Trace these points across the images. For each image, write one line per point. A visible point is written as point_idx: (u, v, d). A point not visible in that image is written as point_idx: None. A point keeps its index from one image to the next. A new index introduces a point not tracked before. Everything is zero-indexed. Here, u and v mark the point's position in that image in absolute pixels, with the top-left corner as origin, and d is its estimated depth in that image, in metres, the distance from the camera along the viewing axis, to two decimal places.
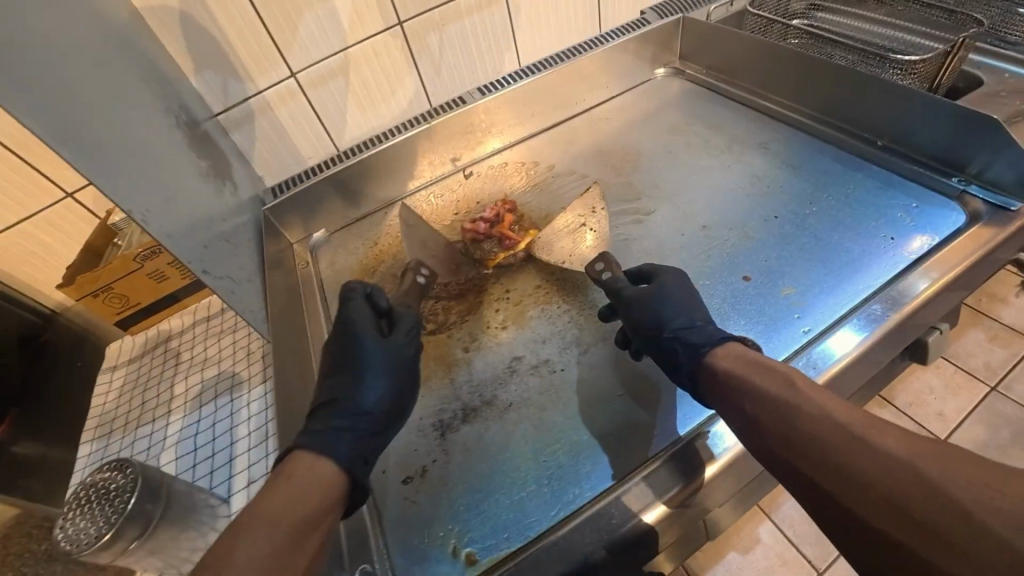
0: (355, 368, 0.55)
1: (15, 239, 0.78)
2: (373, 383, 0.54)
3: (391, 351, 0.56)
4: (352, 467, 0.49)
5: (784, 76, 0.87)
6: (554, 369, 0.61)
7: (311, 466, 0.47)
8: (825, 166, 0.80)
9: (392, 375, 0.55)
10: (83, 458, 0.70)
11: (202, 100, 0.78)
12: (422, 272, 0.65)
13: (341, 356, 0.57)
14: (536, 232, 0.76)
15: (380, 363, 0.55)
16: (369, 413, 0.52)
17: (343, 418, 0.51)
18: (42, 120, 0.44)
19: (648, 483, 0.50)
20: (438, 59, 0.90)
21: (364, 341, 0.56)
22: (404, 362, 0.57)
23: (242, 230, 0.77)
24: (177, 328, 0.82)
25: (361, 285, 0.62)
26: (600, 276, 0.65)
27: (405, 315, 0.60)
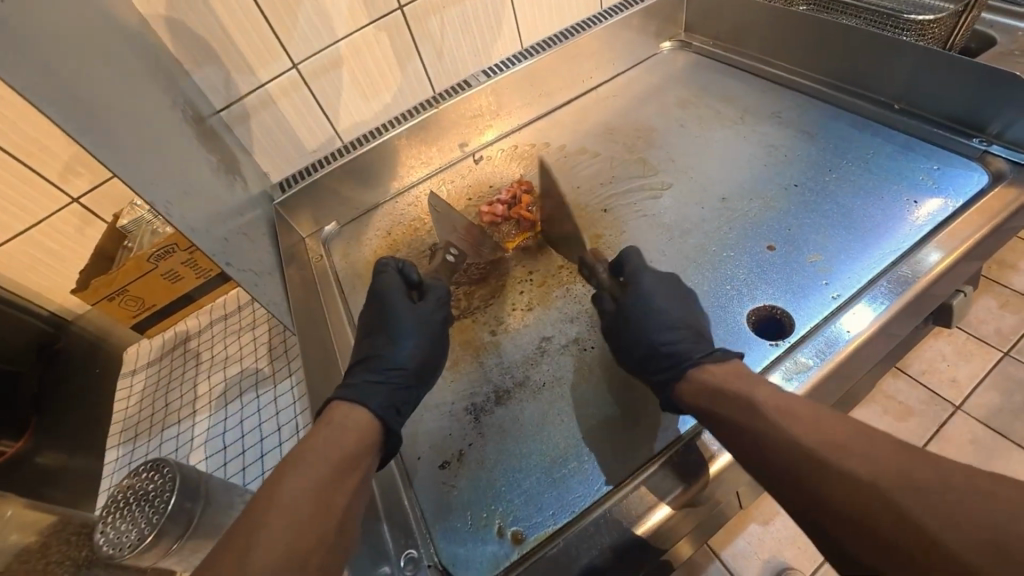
0: (390, 331, 0.59)
1: (24, 247, 0.76)
2: (406, 342, 0.57)
3: (421, 315, 0.59)
4: (386, 416, 0.51)
5: (801, 43, 0.86)
6: (585, 346, 0.61)
7: (350, 412, 0.51)
8: (842, 132, 0.79)
9: (424, 336, 0.58)
10: (112, 463, 0.70)
11: (204, 96, 0.76)
12: (451, 251, 0.70)
13: (376, 322, 0.61)
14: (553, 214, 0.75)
15: (413, 324, 0.58)
16: (401, 367, 0.55)
17: (375, 373, 0.55)
18: (60, 113, 0.44)
19: (662, 475, 0.49)
20: (440, 44, 0.89)
21: (395, 309, 0.59)
22: (434, 326, 0.60)
23: (254, 225, 0.76)
24: (195, 329, 0.81)
25: (393, 260, 0.66)
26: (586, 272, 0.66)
27: (436, 286, 0.63)
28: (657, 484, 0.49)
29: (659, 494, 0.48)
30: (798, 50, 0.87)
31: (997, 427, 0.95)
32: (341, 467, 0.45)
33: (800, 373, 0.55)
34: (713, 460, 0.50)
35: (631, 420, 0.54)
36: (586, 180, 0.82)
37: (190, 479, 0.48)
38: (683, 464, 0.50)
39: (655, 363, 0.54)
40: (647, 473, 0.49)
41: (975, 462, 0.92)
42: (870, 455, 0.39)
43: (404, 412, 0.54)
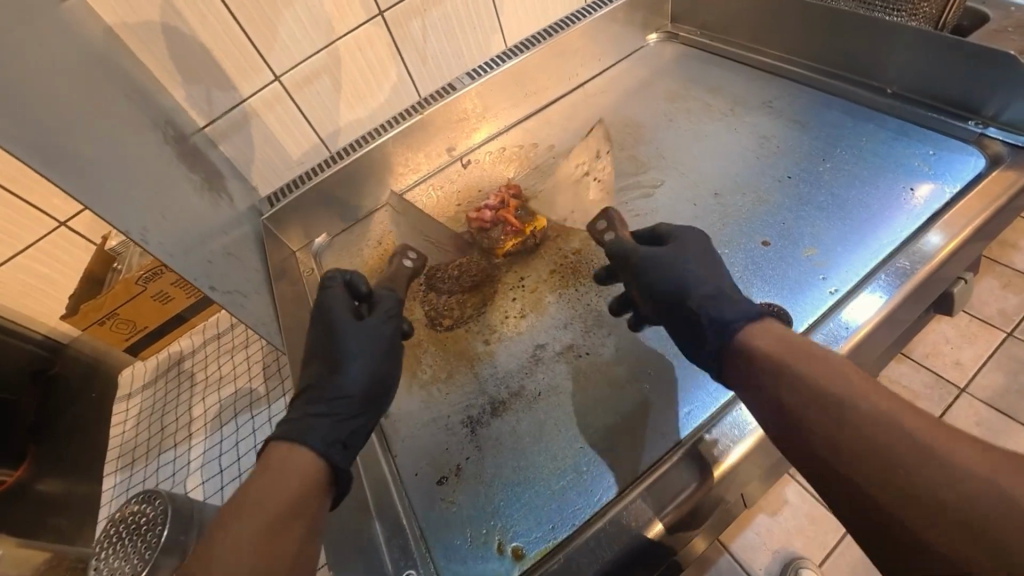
0: (335, 355, 0.55)
1: (14, 273, 0.76)
2: (352, 365, 0.53)
3: (369, 331, 0.56)
4: (330, 452, 0.48)
5: (792, 30, 0.84)
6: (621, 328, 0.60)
7: (289, 452, 0.47)
8: (834, 119, 0.78)
9: (370, 356, 0.55)
10: (109, 490, 0.69)
11: (186, 113, 0.75)
12: (408, 256, 0.69)
13: (321, 344, 0.57)
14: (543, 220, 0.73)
15: (357, 343, 0.55)
16: (347, 396, 0.52)
17: (318, 405, 0.51)
18: (33, 151, 0.43)
19: (667, 478, 0.48)
20: (423, 49, 0.87)
21: (341, 327, 0.56)
22: (384, 341, 0.57)
23: (241, 242, 0.75)
24: (188, 349, 0.81)
25: (339, 272, 0.63)
26: (603, 234, 0.64)
27: (383, 296, 0.60)
28: (661, 488, 0.48)
29: (665, 501, 0.48)
30: (788, 37, 0.85)
31: (1003, 408, 0.94)
32: (315, 490, 0.45)
33: None
34: (723, 458, 0.49)
35: (617, 422, 0.54)
36: (576, 178, 0.81)
37: (182, 506, 0.48)
38: (691, 463, 0.49)
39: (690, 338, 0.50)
40: (651, 478, 0.49)
41: None
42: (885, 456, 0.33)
43: (352, 443, 0.50)
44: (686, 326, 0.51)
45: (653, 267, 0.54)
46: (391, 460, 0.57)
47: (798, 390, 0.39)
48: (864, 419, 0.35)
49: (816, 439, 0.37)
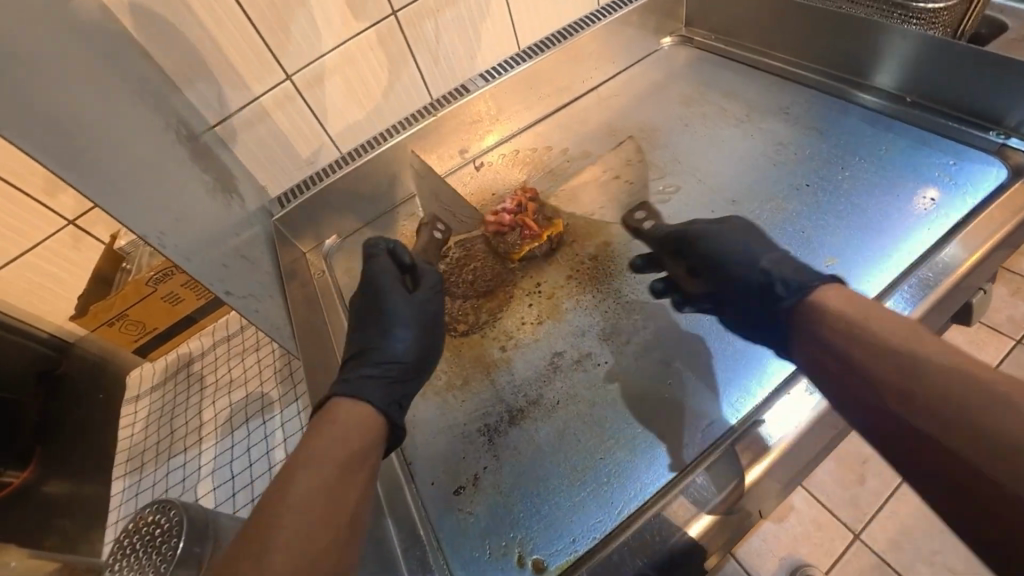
0: (382, 323, 0.57)
1: (21, 272, 0.75)
2: (399, 333, 0.56)
3: (416, 304, 0.59)
4: (390, 412, 0.50)
5: (808, 36, 0.83)
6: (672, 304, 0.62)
7: (352, 409, 0.49)
8: (852, 128, 0.77)
9: (416, 327, 0.58)
10: (119, 494, 0.69)
11: (197, 112, 0.74)
12: (438, 228, 0.73)
13: (368, 311, 0.59)
14: (561, 224, 0.72)
15: (408, 314, 0.58)
16: (401, 361, 0.54)
17: (374, 367, 0.53)
18: (48, 152, 0.42)
19: (702, 482, 0.48)
20: (436, 49, 0.86)
21: (390, 295, 0.59)
22: (429, 316, 0.59)
23: (252, 243, 0.75)
24: (197, 351, 0.80)
25: (384, 241, 0.64)
26: (639, 222, 0.71)
27: (426, 272, 0.62)
28: (697, 495, 0.47)
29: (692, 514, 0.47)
30: (804, 43, 0.85)
31: None
32: None
33: None
34: (750, 467, 0.48)
35: (636, 433, 0.53)
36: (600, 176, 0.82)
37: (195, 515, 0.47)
38: (718, 477, 0.48)
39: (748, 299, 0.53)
40: (679, 487, 0.48)
41: None
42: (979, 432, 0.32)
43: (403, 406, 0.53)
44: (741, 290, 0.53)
45: (708, 241, 0.58)
46: (407, 468, 0.56)
47: (850, 337, 0.41)
48: (935, 366, 0.36)
49: (876, 392, 0.38)
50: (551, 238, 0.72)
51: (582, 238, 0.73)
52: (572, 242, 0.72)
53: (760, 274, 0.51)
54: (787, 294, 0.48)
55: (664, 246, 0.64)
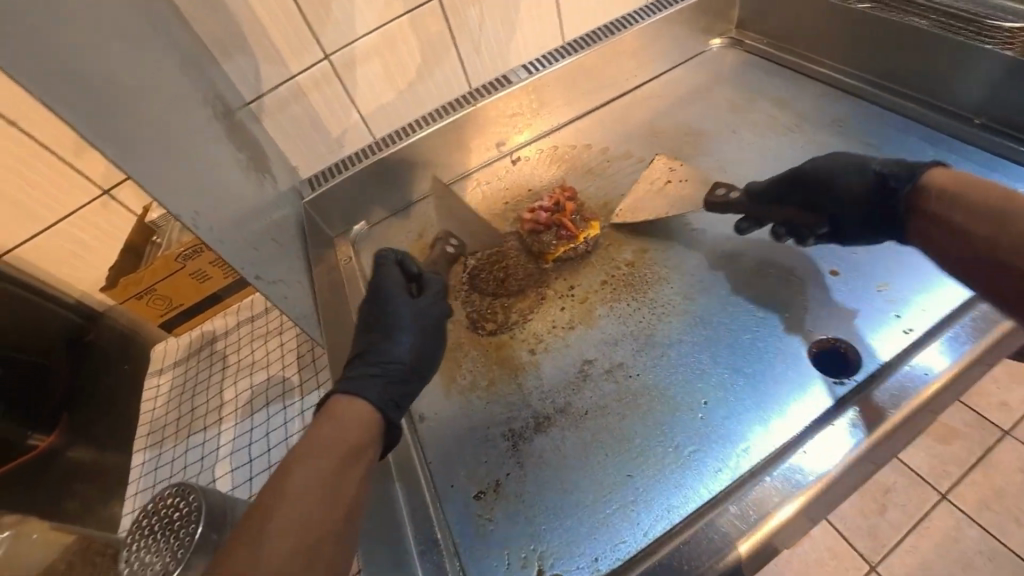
0: (387, 325, 0.56)
1: (54, 239, 0.75)
2: (401, 338, 0.54)
3: (419, 307, 0.58)
4: (385, 409, 0.48)
5: (866, 45, 0.79)
6: (798, 245, 0.63)
7: (350, 406, 0.47)
8: (912, 146, 0.73)
9: (419, 331, 0.56)
10: (138, 467, 0.69)
11: (234, 87, 0.73)
12: (450, 242, 0.72)
13: (373, 313, 0.58)
14: (599, 227, 0.70)
15: (409, 317, 0.56)
16: (400, 361, 0.52)
17: (375, 366, 0.51)
18: (88, 121, 0.41)
19: (738, 510, 0.46)
20: (479, 36, 0.84)
21: (396, 298, 0.57)
22: (434, 320, 0.58)
23: (282, 224, 0.74)
24: (221, 330, 0.80)
25: (391, 251, 0.64)
26: (728, 195, 0.67)
27: (434, 279, 0.61)
28: (727, 527, 0.45)
29: (726, 543, 0.45)
30: (862, 53, 0.80)
31: None
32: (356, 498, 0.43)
33: (870, 415, 0.49)
34: (779, 507, 0.45)
35: (667, 452, 0.51)
36: (651, 175, 0.76)
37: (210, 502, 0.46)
38: (750, 506, 0.46)
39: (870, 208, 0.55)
40: (710, 515, 0.46)
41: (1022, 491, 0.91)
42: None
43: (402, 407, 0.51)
44: (861, 204, 0.55)
45: (811, 168, 0.60)
46: (426, 467, 0.55)
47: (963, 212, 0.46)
48: None
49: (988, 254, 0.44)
50: (587, 240, 0.69)
51: (619, 242, 0.70)
52: (609, 245, 0.70)
53: (877, 177, 0.55)
54: (902, 184, 0.52)
55: (761, 198, 0.64)
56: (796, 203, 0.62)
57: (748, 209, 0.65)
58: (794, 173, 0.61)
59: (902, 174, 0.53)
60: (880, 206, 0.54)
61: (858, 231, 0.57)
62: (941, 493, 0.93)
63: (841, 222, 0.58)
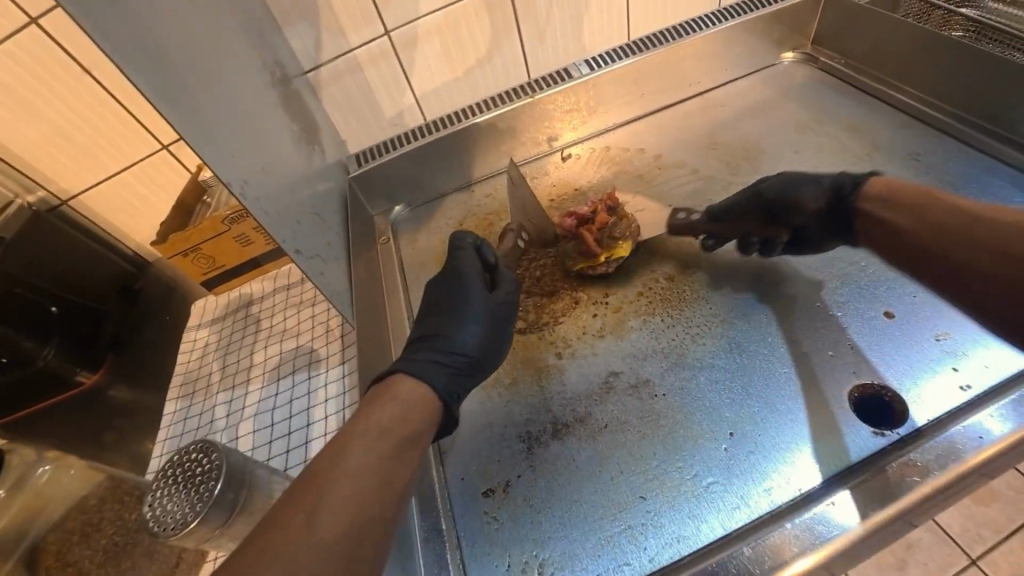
0: (447, 311, 0.56)
1: (113, 187, 0.78)
2: (470, 327, 0.54)
3: (494, 305, 0.57)
4: (449, 401, 0.49)
5: (954, 75, 0.73)
6: (765, 256, 0.63)
7: (416, 389, 0.47)
8: (991, 187, 0.68)
9: (488, 324, 0.56)
10: (168, 415, 0.72)
11: (294, 56, 0.74)
12: (522, 235, 0.69)
13: (439, 299, 0.58)
14: (622, 252, 0.64)
15: (478, 308, 0.56)
16: (466, 354, 0.53)
17: (440, 354, 0.51)
18: (153, 82, 0.41)
19: (754, 551, 0.44)
20: (542, 26, 0.82)
21: (472, 286, 0.57)
22: (503, 317, 0.57)
23: (325, 196, 0.75)
24: (258, 293, 0.82)
25: (470, 237, 0.63)
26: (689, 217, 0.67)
27: (508, 276, 0.60)
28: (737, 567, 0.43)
29: None
30: (949, 83, 0.74)
31: None
32: None
33: (910, 474, 0.46)
34: (796, 559, 0.43)
35: (685, 479, 0.49)
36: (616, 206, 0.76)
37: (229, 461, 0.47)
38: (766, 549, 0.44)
39: (825, 217, 0.58)
40: (722, 552, 0.45)
41: None
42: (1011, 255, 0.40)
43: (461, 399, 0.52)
44: (820, 215, 0.58)
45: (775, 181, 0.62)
46: (440, 456, 0.55)
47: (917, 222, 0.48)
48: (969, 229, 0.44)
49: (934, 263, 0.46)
50: (609, 262, 0.64)
51: (660, 254, 0.68)
52: (650, 257, 0.68)
53: (835, 188, 0.57)
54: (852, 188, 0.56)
55: (724, 218, 0.64)
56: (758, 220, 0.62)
57: (712, 227, 0.65)
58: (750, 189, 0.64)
59: (850, 186, 0.57)
60: (836, 214, 0.57)
61: (819, 238, 0.59)
62: (971, 558, 0.88)
63: (805, 231, 0.60)
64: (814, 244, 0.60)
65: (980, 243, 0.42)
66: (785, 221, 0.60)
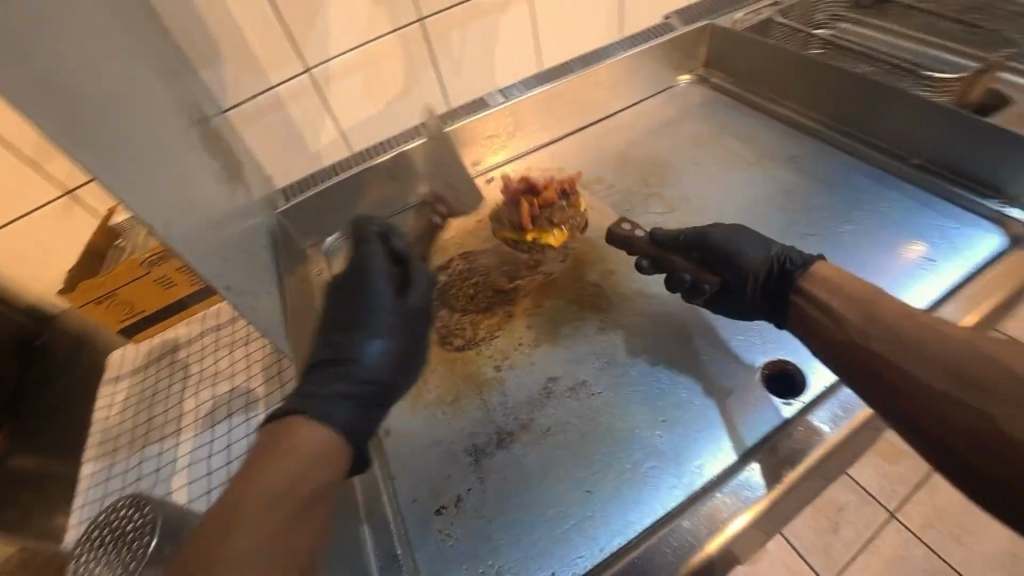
0: (348, 325, 0.56)
1: (10, 238, 0.73)
2: (373, 341, 0.54)
3: (398, 308, 0.57)
4: (350, 434, 0.49)
5: (816, 90, 0.85)
6: (689, 298, 0.62)
7: (307, 429, 0.47)
8: (856, 182, 0.79)
9: (393, 332, 0.56)
10: (88, 477, 0.66)
11: (211, 94, 0.73)
12: (435, 212, 0.80)
13: (341, 313, 0.57)
14: (546, 236, 0.73)
15: (380, 318, 0.56)
16: (371, 380, 0.52)
17: (343, 384, 0.51)
18: (62, 128, 0.40)
19: (691, 525, 0.48)
20: (460, 59, 0.87)
21: (373, 290, 0.57)
22: (409, 321, 0.58)
23: (253, 233, 0.73)
24: (185, 337, 0.78)
25: (373, 229, 0.63)
26: (626, 232, 0.69)
27: (420, 271, 0.61)
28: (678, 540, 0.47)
29: (678, 556, 0.47)
30: (814, 96, 0.86)
31: None
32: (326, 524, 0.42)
33: (812, 437, 0.52)
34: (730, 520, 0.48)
35: (624, 468, 0.53)
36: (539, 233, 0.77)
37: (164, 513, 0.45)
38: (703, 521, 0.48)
39: (764, 282, 0.58)
40: (665, 531, 0.48)
41: (960, 510, 0.97)
42: (966, 381, 0.40)
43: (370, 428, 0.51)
44: (758, 281, 0.58)
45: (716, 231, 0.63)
46: (389, 482, 0.55)
47: (856, 312, 0.49)
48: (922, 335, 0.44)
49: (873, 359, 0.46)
50: (535, 242, 0.73)
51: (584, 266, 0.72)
52: (576, 269, 0.72)
53: (774, 257, 0.58)
54: (795, 267, 0.57)
55: (665, 248, 0.66)
56: (698, 262, 0.63)
57: (648, 250, 0.67)
58: (700, 231, 0.64)
59: (797, 259, 0.57)
60: (776, 285, 0.57)
61: (750, 302, 0.59)
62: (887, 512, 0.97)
63: (732, 285, 0.60)
64: (742, 306, 0.60)
65: (936, 360, 0.42)
66: (718, 270, 0.61)
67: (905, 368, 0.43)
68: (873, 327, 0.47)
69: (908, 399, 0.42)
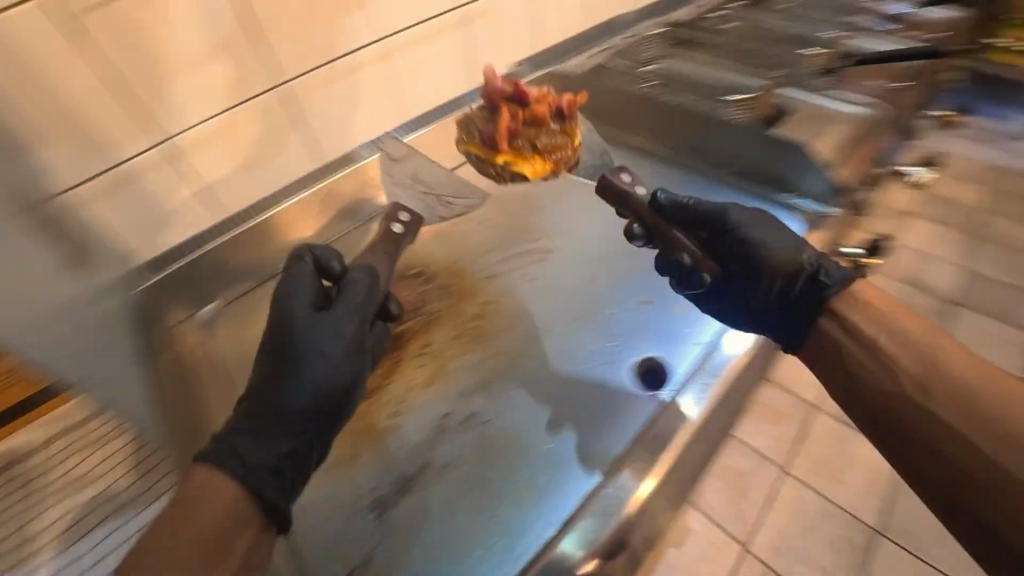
0: (293, 352, 0.55)
1: None
2: (315, 369, 0.54)
3: (332, 327, 0.56)
4: (271, 473, 0.49)
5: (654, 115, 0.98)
6: (682, 278, 0.68)
7: (209, 483, 0.46)
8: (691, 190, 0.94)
9: (338, 357, 0.55)
10: None
11: (42, 177, 0.66)
12: (398, 220, 0.72)
13: (278, 342, 0.56)
14: (512, 162, 0.86)
15: (322, 344, 0.55)
16: (304, 412, 0.53)
17: (271, 421, 0.52)
18: None
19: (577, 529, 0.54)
20: (327, 117, 0.88)
21: (298, 318, 0.56)
22: (345, 346, 0.57)
23: (106, 319, 0.68)
24: (24, 444, 0.69)
25: (309, 249, 0.63)
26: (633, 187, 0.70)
27: (359, 276, 0.60)
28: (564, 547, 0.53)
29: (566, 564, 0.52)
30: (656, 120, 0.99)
31: None
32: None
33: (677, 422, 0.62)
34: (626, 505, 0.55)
35: (521, 491, 0.57)
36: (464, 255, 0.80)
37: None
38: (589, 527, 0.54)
39: (783, 294, 0.64)
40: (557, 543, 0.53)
41: None
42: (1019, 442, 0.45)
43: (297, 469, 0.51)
44: (773, 282, 0.64)
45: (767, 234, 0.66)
46: (290, 558, 0.54)
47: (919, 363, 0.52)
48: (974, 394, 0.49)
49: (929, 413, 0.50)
50: (502, 166, 0.87)
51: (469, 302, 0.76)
52: (462, 305, 0.75)
53: (807, 272, 0.62)
54: (834, 282, 0.61)
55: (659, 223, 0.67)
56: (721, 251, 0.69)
57: (647, 223, 0.68)
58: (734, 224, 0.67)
59: (834, 274, 0.61)
60: (790, 292, 0.63)
61: (760, 301, 0.65)
62: None
63: (753, 282, 0.66)
64: (761, 303, 0.65)
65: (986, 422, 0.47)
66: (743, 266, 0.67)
67: (963, 431, 0.48)
68: (931, 376, 0.51)
69: (910, 435, 0.51)
